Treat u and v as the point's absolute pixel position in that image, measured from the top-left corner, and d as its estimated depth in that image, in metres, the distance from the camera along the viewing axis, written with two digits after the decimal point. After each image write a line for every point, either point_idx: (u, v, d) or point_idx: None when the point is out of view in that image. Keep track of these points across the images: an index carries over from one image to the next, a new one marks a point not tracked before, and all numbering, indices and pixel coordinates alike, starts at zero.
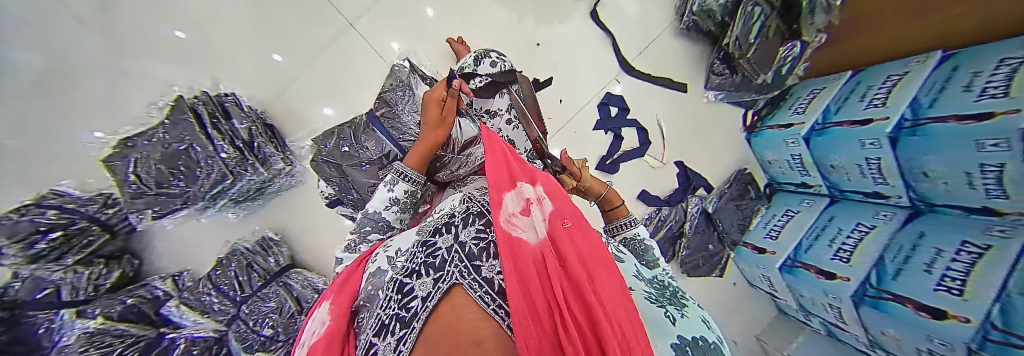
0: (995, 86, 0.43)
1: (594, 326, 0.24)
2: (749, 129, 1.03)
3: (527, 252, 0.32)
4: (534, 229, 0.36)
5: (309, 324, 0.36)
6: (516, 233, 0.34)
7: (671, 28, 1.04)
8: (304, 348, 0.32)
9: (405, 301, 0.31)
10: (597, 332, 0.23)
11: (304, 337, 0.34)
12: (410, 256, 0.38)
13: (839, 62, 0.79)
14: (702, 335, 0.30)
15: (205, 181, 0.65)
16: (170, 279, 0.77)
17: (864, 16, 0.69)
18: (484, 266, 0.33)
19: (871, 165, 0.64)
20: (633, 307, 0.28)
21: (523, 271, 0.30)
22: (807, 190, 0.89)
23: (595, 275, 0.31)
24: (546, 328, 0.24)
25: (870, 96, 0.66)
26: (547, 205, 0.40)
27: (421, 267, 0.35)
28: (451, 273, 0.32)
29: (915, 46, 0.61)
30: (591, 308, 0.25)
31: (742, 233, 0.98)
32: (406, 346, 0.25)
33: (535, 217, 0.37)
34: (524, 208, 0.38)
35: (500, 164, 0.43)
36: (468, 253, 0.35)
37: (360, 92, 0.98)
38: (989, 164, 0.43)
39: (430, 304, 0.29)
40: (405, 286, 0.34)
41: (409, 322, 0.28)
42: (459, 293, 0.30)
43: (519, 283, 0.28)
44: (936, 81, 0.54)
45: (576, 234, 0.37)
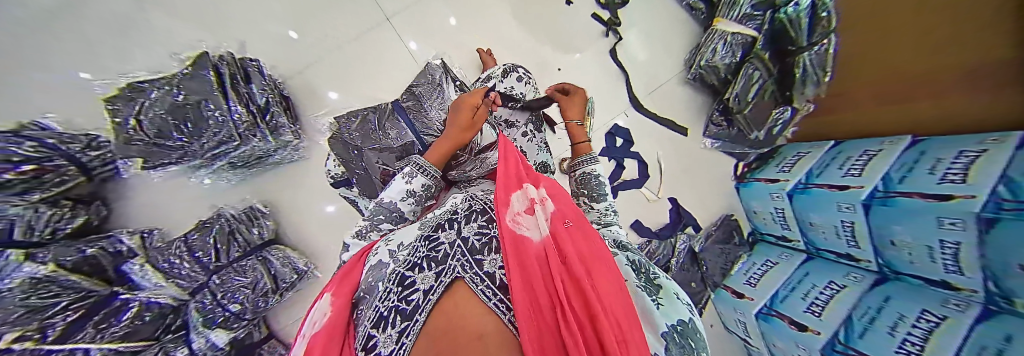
0: (955, 173, 0.49)
1: (593, 320, 0.24)
2: (738, 179, 1.10)
3: (530, 249, 0.32)
4: (537, 228, 0.36)
5: (309, 317, 0.35)
6: (521, 231, 0.35)
7: (679, 77, 1.13)
8: (305, 340, 0.31)
9: (405, 293, 0.30)
10: (597, 326, 0.23)
11: (305, 329, 0.33)
12: (412, 250, 0.38)
13: (820, 129, 0.88)
14: (680, 318, 0.33)
15: (211, 138, 0.63)
16: (139, 235, 0.72)
17: (847, 93, 0.78)
18: (485, 261, 0.33)
19: (846, 227, 0.69)
20: (630, 304, 0.29)
21: (526, 267, 0.30)
22: (786, 243, 0.94)
23: (594, 274, 0.31)
24: (548, 325, 0.24)
25: (848, 165, 0.73)
26: (549, 206, 0.41)
27: (422, 260, 0.35)
28: (453, 266, 0.32)
29: (889, 127, 0.70)
30: (591, 304, 0.26)
31: (723, 276, 1.01)
32: (409, 339, 0.24)
33: (539, 216, 0.38)
34: (528, 208, 0.39)
35: (510, 169, 0.45)
36: (470, 248, 0.35)
37: (383, 82, 0.99)
38: (948, 240, 0.48)
39: (434, 297, 0.28)
40: (405, 279, 0.33)
41: (410, 314, 0.27)
42: (461, 286, 0.29)
43: (521, 280, 0.28)
44: (904, 162, 0.60)
45: (576, 235, 0.38)
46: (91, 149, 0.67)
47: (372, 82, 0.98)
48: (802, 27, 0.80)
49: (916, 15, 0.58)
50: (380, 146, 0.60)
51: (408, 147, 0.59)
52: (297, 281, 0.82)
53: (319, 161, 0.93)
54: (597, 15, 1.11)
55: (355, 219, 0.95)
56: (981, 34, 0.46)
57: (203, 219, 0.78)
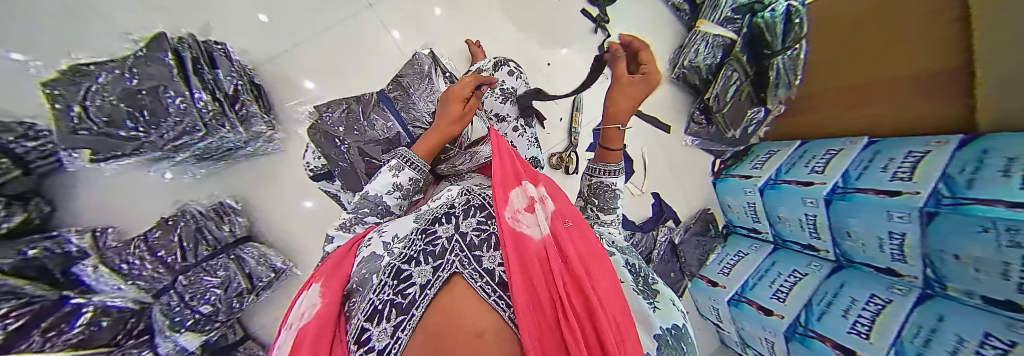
0: (903, 171, 0.54)
1: (594, 319, 0.25)
2: (715, 175, 1.16)
3: (532, 248, 0.33)
4: (538, 226, 0.37)
5: (298, 304, 0.35)
6: (521, 229, 0.35)
7: (664, 75, 1.16)
8: (295, 329, 0.32)
9: (401, 287, 0.30)
10: (597, 326, 0.25)
11: (295, 316, 0.34)
12: (408, 243, 0.37)
13: (790, 133, 0.94)
14: (675, 323, 0.35)
15: (173, 128, 0.58)
16: (90, 234, 0.66)
17: (814, 98, 0.84)
18: (484, 257, 0.32)
19: (809, 219, 0.75)
20: (626, 307, 0.30)
21: (526, 265, 0.30)
22: (756, 235, 1.00)
23: (593, 274, 0.33)
24: (548, 324, 0.25)
25: (813, 163, 0.78)
26: (549, 205, 0.41)
27: (419, 254, 0.34)
28: (451, 262, 0.31)
29: (851, 129, 0.75)
30: (591, 305, 0.27)
31: (700, 266, 1.07)
32: (405, 333, 0.25)
33: (540, 214, 0.38)
34: (528, 206, 0.39)
35: (505, 165, 0.44)
36: (468, 244, 0.34)
37: (366, 72, 0.95)
38: (895, 232, 0.53)
39: (431, 293, 0.28)
40: (402, 273, 0.33)
41: (407, 308, 0.27)
42: (459, 282, 0.29)
43: (523, 279, 0.28)
44: (863, 160, 0.66)
45: (576, 234, 0.39)
46: (26, 139, 0.60)
47: (354, 71, 0.94)
48: (778, 31, 0.86)
49: (884, 27, 0.63)
50: (367, 139, 0.58)
51: (391, 139, 0.57)
52: (274, 280, 0.78)
53: (298, 154, 0.88)
54: (587, 10, 1.11)
55: (338, 214, 0.91)
56: (946, 44, 0.49)
57: (167, 216, 0.72)
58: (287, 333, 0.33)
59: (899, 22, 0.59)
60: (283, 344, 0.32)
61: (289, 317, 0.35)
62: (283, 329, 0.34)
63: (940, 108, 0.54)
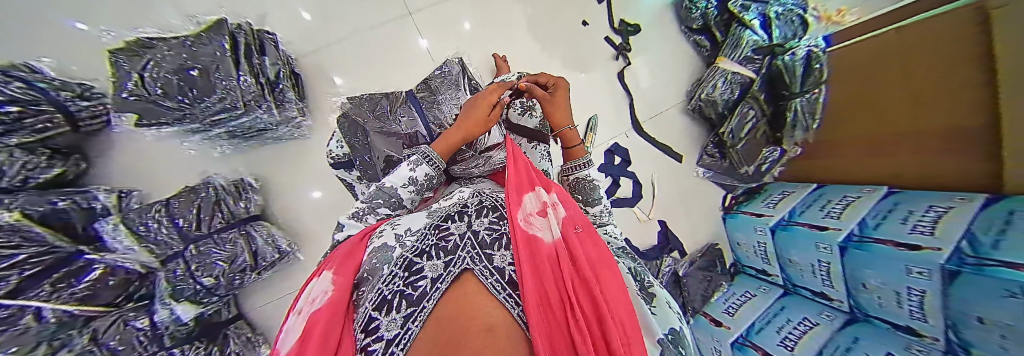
0: (924, 226, 0.53)
1: (603, 323, 0.26)
2: (726, 210, 1.14)
3: (543, 250, 0.34)
4: (550, 230, 0.38)
5: (311, 290, 0.37)
6: (534, 231, 0.36)
7: (679, 106, 1.17)
8: (307, 314, 0.33)
9: (411, 279, 0.30)
10: (606, 331, 0.25)
11: (308, 300, 0.35)
12: (421, 237, 0.38)
13: (810, 175, 0.92)
14: (674, 328, 0.38)
15: (214, 104, 0.61)
16: (116, 195, 0.69)
17: (834, 141, 0.83)
18: (496, 255, 0.32)
19: (822, 266, 0.73)
20: (633, 324, 0.30)
21: (539, 268, 0.30)
22: (765, 277, 0.97)
23: (602, 280, 0.33)
24: (556, 321, 0.25)
25: (829, 207, 0.77)
26: (561, 212, 0.42)
27: (431, 248, 0.35)
28: (463, 257, 0.31)
29: (872, 176, 0.74)
30: (600, 307, 0.27)
31: (704, 303, 1.04)
32: (415, 325, 0.24)
33: (552, 219, 0.39)
34: (540, 210, 0.40)
35: (519, 172, 0.46)
36: (480, 242, 0.35)
37: (395, 74, 0.99)
38: (915, 288, 0.50)
39: (442, 285, 0.28)
40: (414, 265, 0.33)
41: (417, 300, 0.26)
42: (470, 277, 0.28)
43: (533, 280, 0.28)
44: (881, 210, 0.65)
45: (586, 240, 0.39)
46: (83, 98, 0.65)
47: (385, 69, 0.99)
48: (797, 75, 0.86)
49: (902, 78, 0.63)
50: (388, 131, 0.60)
51: (413, 138, 0.58)
52: (277, 262, 0.79)
53: (318, 142, 0.92)
54: (610, 38, 1.16)
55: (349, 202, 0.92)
56: (965, 100, 0.49)
57: (189, 186, 0.75)
58: (298, 318, 0.34)
59: (919, 75, 0.59)
60: (294, 328, 0.33)
61: (301, 302, 0.36)
62: (292, 313, 0.36)
63: (963, 166, 0.53)
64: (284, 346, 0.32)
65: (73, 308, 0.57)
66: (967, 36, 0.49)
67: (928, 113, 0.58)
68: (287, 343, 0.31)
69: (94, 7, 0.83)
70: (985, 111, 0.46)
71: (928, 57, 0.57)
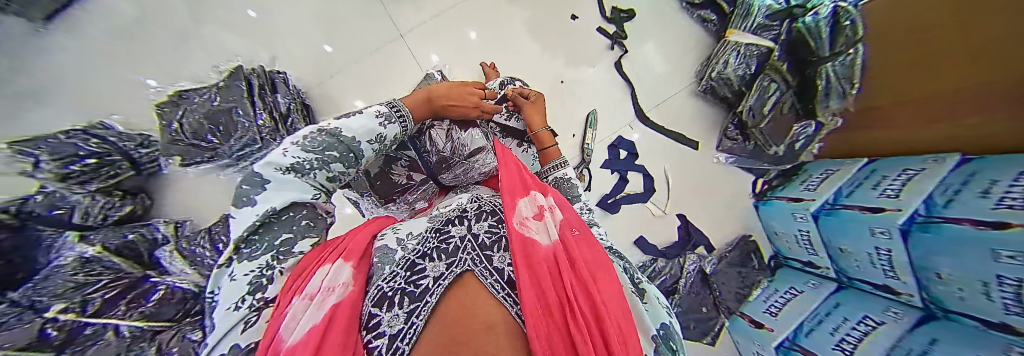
0: (1012, 197, 0.42)
1: (599, 322, 0.25)
2: (756, 197, 1.03)
3: (540, 253, 0.31)
4: (546, 233, 0.35)
5: (323, 275, 0.30)
6: (530, 235, 0.34)
7: (688, 89, 1.08)
8: (327, 302, 0.27)
9: (413, 277, 0.29)
10: (604, 328, 0.24)
11: (322, 285, 0.29)
12: (421, 241, 0.36)
13: (853, 151, 0.80)
14: (665, 323, 0.35)
15: (237, 143, 0.70)
16: (173, 225, 0.86)
17: (877, 107, 0.71)
18: (495, 256, 0.30)
19: (882, 255, 0.61)
20: (625, 309, 0.30)
21: (535, 270, 0.29)
22: (813, 270, 0.84)
23: (600, 281, 0.32)
24: (554, 326, 0.23)
25: (883, 186, 0.66)
26: (558, 214, 0.40)
27: (433, 251, 0.33)
28: (464, 259, 0.29)
29: (926, 145, 0.62)
30: (596, 305, 0.26)
31: (740, 303, 0.93)
32: (420, 319, 0.22)
33: (548, 222, 0.37)
34: (536, 214, 0.38)
35: (512, 176, 0.45)
36: (480, 243, 0.33)
37: (393, 93, 1.04)
38: (1006, 277, 0.39)
39: (445, 282, 0.26)
40: (416, 266, 0.31)
41: (420, 296, 0.25)
42: (471, 279, 0.27)
43: (531, 280, 0.27)
44: (951, 185, 0.53)
45: (583, 244, 0.38)
46: (143, 146, 0.84)
47: (383, 89, 1.04)
48: (823, 36, 0.76)
49: (950, 19, 0.52)
50: None
51: (393, 161, 0.64)
52: None
53: None
54: (603, 28, 1.10)
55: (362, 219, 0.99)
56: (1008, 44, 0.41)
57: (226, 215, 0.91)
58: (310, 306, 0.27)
59: (960, 18, 0.50)
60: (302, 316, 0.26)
61: (309, 286, 0.29)
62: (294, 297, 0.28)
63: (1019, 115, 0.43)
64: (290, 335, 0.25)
65: (142, 324, 0.62)
66: None
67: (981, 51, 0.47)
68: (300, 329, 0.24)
69: (148, 71, 1.00)
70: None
71: None
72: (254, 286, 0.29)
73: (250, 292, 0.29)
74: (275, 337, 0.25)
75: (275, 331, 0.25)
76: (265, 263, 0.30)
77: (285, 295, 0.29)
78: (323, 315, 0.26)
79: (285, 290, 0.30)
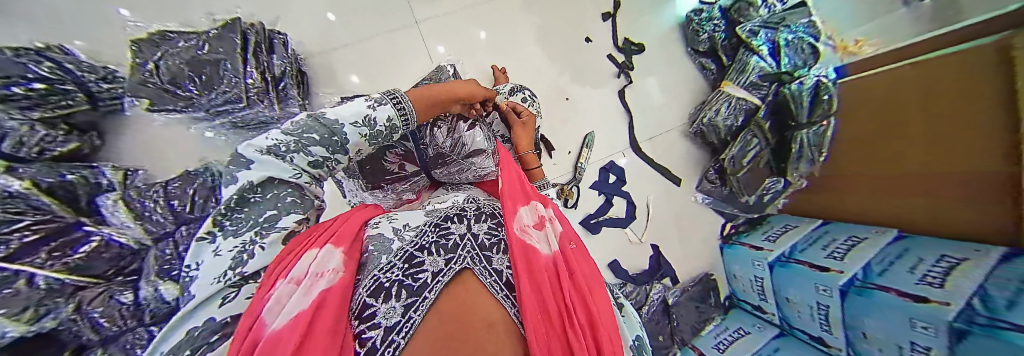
0: (933, 276, 0.50)
1: (594, 329, 0.30)
2: (724, 239, 1.10)
3: (541, 261, 0.34)
4: (546, 242, 0.38)
5: (310, 261, 0.31)
6: (531, 242, 0.37)
7: (681, 129, 1.14)
8: (315, 288, 0.29)
9: (410, 271, 0.30)
10: (596, 336, 0.29)
11: (309, 271, 0.30)
12: (420, 232, 0.36)
13: (802, 210, 0.92)
14: (639, 335, 0.39)
15: (218, 97, 0.66)
16: (122, 173, 0.78)
17: (831, 177, 0.81)
18: (495, 257, 0.33)
19: (821, 309, 0.68)
20: (616, 328, 0.33)
21: (535, 276, 0.32)
22: (760, 314, 0.91)
23: (595, 293, 0.35)
24: (555, 334, 0.27)
25: (832, 248, 0.73)
26: (557, 227, 0.43)
27: (431, 245, 0.34)
28: (463, 256, 0.31)
29: (862, 217, 0.74)
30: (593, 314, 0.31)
31: (693, 335, 0.99)
32: (418, 313, 0.24)
33: (548, 232, 0.40)
34: (537, 223, 0.41)
35: (513, 184, 0.48)
36: (479, 244, 0.34)
37: (397, 79, 1.02)
38: (918, 343, 0.45)
39: (443, 279, 0.28)
40: (414, 258, 0.32)
41: (418, 290, 0.27)
42: (470, 277, 0.29)
43: (531, 286, 0.30)
44: (887, 255, 0.61)
45: (579, 257, 0.41)
46: (105, 81, 0.76)
47: (388, 73, 1.02)
48: (803, 104, 0.86)
49: (908, 120, 0.61)
50: None
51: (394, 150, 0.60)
52: None
53: None
54: (612, 55, 1.14)
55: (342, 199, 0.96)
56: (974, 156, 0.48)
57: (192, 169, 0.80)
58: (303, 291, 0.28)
59: (921, 122, 0.58)
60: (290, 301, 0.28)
61: (296, 271, 0.30)
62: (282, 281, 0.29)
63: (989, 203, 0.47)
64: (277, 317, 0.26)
65: (65, 278, 0.59)
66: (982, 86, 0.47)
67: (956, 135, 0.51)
68: (290, 311, 0.26)
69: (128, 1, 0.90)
70: (994, 172, 0.45)
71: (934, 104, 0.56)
72: (236, 262, 0.29)
73: (232, 267, 0.29)
74: (261, 319, 0.26)
75: (260, 313, 0.26)
76: (247, 239, 0.30)
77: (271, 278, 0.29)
78: (310, 300, 0.27)
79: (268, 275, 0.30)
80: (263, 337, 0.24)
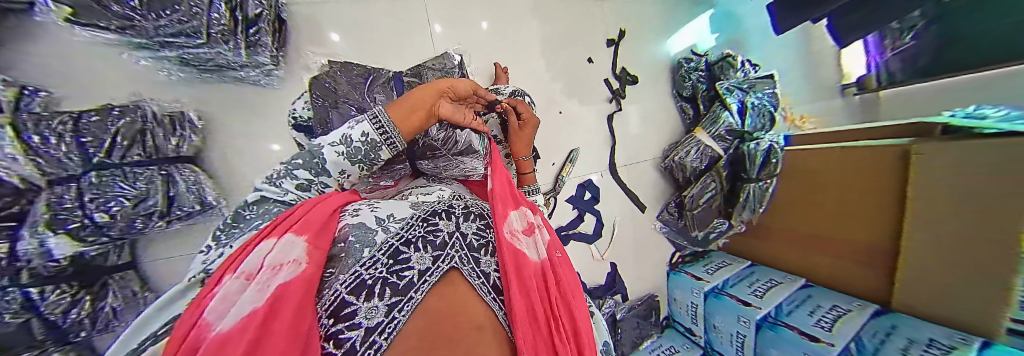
0: (824, 321, 0.73)
1: (578, 336, 0.34)
2: (671, 265, 1.23)
3: (528, 267, 0.36)
4: (536, 249, 0.41)
5: (264, 253, 0.29)
6: (521, 248, 0.38)
7: (654, 162, 1.23)
8: (274, 281, 0.26)
9: (395, 268, 0.29)
10: (580, 343, 0.34)
11: (267, 264, 0.27)
12: (406, 225, 0.35)
13: (739, 250, 1.12)
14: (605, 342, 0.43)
15: (171, 24, 0.55)
16: (15, 91, 0.48)
17: (769, 231, 1.01)
18: (483, 259, 0.35)
19: (738, 337, 0.86)
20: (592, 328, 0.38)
21: (523, 279, 0.34)
22: (689, 336, 1.07)
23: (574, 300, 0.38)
24: (540, 333, 0.30)
25: (755, 287, 0.93)
26: (545, 234, 0.45)
27: (417, 239, 0.33)
28: (452, 255, 0.32)
29: (783, 265, 0.98)
30: (576, 322, 0.35)
31: (631, 348, 1.09)
32: (402, 314, 0.25)
33: (536, 239, 0.42)
34: (526, 229, 0.43)
35: (505, 187, 0.48)
36: (468, 244, 0.35)
37: (392, 55, 0.91)
38: None
39: (431, 279, 0.29)
40: (399, 254, 0.31)
41: (404, 290, 0.27)
42: (457, 277, 0.31)
43: (520, 290, 0.32)
44: (798, 299, 0.84)
45: (564, 264, 0.44)
46: None
47: (382, 43, 0.89)
48: (757, 161, 0.97)
49: (828, 200, 0.85)
50: (360, 103, 0.56)
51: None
52: (193, 214, 0.65)
53: (289, 96, 0.81)
54: (609, 81, 1.18)
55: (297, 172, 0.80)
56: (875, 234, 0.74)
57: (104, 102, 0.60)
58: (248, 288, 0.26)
59: (838, 202, 0.82)
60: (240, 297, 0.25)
61: (246, 264, 0.27)
62: (228, 276, 0.27)
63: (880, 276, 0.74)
64: (223, 317, 0.23)
65: None
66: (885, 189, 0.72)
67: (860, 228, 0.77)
68: (235, 311, 0.22)
69: None
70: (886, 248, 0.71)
71: (849, 195, 0.79)
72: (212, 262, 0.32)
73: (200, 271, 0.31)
74: (203, 318, 0.22)
75: (200, 314, 0.23)
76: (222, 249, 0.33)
77: (221, 271, 0.28)
78: (267, 295, 0.24)
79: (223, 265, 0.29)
80: (205, 341, 0.21)
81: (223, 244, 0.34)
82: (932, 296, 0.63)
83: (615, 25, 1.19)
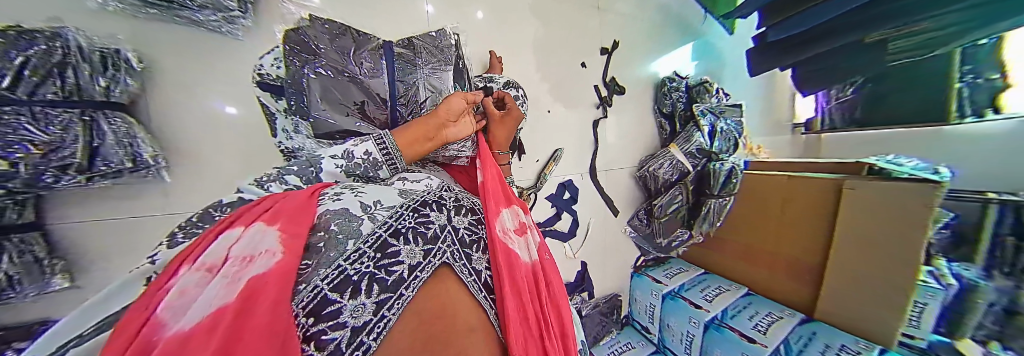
0: (760, 325, 0.86)
1: (564, 338, 0.37)
2: (635, 268, 1.30)
3: (521, 269, 0.37)
4: (527, 249, 0.41)
5: (231, 243, 0.28)
6: (514, 248, 0.38)
7: (631, 170, 1.29)
8: (246, 274, 0.25)
9: (384, 262, 0.28)
10: (566, 343, 0.37)
11: (234, 256, 0.26)
12: (395, 214, 0.33)
13: (695, 258, 1.24)
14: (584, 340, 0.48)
15: None
16: None
17: (719, 243, 1.13)
18: (476, 257, 0.34)
19: (688, 336, 0.98)
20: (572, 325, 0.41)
21: (517, 281, 0.34)
22: (644, 333, 1.20)
23: (557, 301, 0.40)
24: (532, 335, 0.32)
25: (706, 292, 1.04)
26: (535, 236, 0.47)
27: (407, 230, 0.32)
28: (444, 250, 0.32)
29: (727, 274, 1.11)
30: (564, 324, 0.38)
31: (592, 344, 1.18)
32: (392, 313, 0.25)
33: (527, 239, 0.43)
34: (518, 228, 0.43)
35: (497, 184, 0.47)
36: (460, 240, 0.34)
37: (377, 21, 0.83)
38: None
39: (421, 277, 0.28)
40: (387, 246, 0.29)
41: (392, 286, 0.26)
42: (448, 274, 0.30)
43: (512, 291, 0.33)
44: (741, 304, 0.97)
45: (552, 267, 0.45)
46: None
47: (366, 7, 0.81)
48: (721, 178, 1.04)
49: (771, 221, 0.97)
50: (341, 66, 0.51)
51: (362, 107, 0.51)
52: (123, 173, 0.53)
53: (255, 51, 0.69)
54: (599, 87, 1.21)
55: (256, 135, 0.70)
56: (805, 254, 0.87)
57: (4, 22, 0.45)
58: (209, 281, 0.25)
59: (779, 223, 0.94)
60: (201, 292, 0.24)
61: (209, 256, 0.27)
62: (188, 268, 0.26)
63: (806, 288, 0.88)
64: (181, 316, 0.22)
65: None
66: (821, 215, 0.84)
67: (798, 246, 0.90)
68: (198, 309, 0.22)
69: None
70: (815, 266, 0.85)
71: (787, 218, 0.92)
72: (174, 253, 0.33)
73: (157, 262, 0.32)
74: (157, 315, 0.22)
75: (153, 311, 0.22)
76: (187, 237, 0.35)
77: (177, 263, 0.27)
78: (237, 290, 0.23)
79: (180, 257, 0.28)
80: (155, 341, 0.20)
81: (190, 232, 0.36)
82: (852, 309, 0.77)
83: (609, 35, 1.22)
